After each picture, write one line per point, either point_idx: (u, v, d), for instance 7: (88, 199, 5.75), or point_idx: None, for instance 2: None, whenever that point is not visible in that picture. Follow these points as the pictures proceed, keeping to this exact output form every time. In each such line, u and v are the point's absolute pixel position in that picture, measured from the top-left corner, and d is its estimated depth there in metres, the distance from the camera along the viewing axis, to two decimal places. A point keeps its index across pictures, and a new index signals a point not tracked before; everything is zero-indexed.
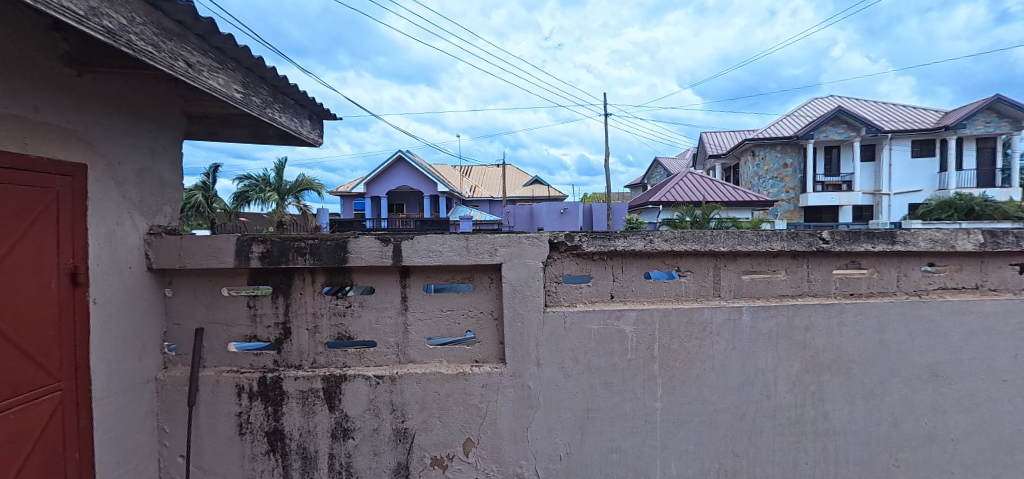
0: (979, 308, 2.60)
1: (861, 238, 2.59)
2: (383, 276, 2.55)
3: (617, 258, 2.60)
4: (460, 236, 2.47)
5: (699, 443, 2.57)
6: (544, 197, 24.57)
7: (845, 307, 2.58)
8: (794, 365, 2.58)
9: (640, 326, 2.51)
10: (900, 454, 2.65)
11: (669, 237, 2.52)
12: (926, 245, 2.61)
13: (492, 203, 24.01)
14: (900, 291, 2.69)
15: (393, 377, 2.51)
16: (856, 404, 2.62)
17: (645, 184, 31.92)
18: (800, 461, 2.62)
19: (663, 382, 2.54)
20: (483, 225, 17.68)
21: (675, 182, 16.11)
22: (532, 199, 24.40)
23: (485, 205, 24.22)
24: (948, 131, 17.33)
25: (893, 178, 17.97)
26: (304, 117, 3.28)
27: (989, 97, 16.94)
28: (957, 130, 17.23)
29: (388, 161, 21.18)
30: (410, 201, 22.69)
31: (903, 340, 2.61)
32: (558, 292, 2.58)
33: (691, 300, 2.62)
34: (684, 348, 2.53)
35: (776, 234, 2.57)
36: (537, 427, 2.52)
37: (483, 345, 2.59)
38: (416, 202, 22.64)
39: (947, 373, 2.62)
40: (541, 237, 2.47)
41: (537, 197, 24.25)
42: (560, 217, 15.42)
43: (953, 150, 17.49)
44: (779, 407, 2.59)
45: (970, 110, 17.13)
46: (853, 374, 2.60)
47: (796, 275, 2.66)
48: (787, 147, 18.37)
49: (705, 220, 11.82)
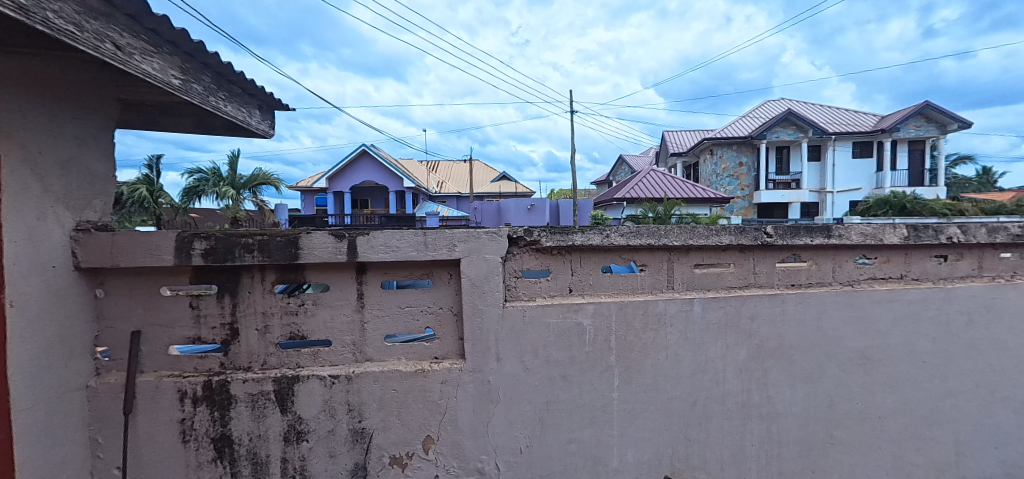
0: (904, 296, 2.83)
1: (802, 233, 2.76)
2: (338, 273, 2.46)
3: (575, 253, 2.64)
4: (418, 231, 2.43)
5: (654, 430, 2.66)
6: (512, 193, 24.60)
7: (787, 297, 2.74)
8: (741, 352, 2.72)
9: (598, 318, 2.56)
10: (836, 433, 2.85)
11: (625, 231, 2.58)
12: (858, 238, 2.82)
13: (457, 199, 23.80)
14: (836, 282, 2.88)
15: (349, 377, 2.44)
16: (798, 388, 2.79)
17: (611, 180, 32.72)
18: (746, 443, 2.77)
19: (619, 373, 2.61)
20: (451, 221, 17.46)
21: (639, 178, 16.50)
22: (499, 196, 24.38)
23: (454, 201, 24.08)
24: (884, 133, 18.69)
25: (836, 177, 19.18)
26: (252, 106, 3.12)
27: (918, 103, 18.45)
28: (891, 133, 18.61)
29: (354, 156, 20.64)
30: (376, 195, 22.33)
31: (838, 327, 2.80)
32: (518, 287, 2.59)
33: (647, 292, 2.70)
34: (639, 340, 2.61)
35: (725, 229, 2.69)
36: (497, 421, 2.53)
37: (443, 341, 2.56)
38: (382, 197, 22.27)
39: (877, 357, 2.84)
40: (500, 232, 2.46)
41: (504, 193, 24.30)
42: (529, 213, 15.49)
43: (888, 151, 18.88)
44: (728, 392, 2.72)
45: (903, 115, 18.53)
46: (794, 360, 2.78)
47: (742, 267, 2.81)
48: (742, 147, 19.41)
49: (668, 217, 12.19)
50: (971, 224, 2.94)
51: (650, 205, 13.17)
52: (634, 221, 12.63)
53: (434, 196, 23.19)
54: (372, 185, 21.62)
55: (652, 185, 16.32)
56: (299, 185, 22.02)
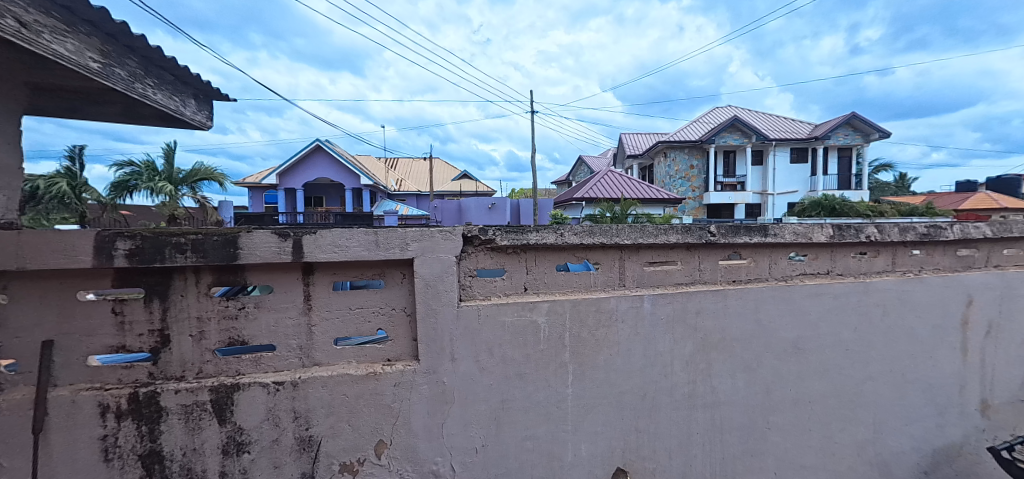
0: (830, 290, 3.07)
1: (741, 232, 2.93)
2: (282, 274, 2.34)
3: (530, 251, 2.65)
4: (369, 230, 2.35)
5: (607, 424, 2.73)
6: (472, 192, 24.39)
7: (729, 292, 2.90)
8: (687, 346, 2.85)
9: (552, 316, 2.59)
10: (772, 418, 3.05)
11: (579, 230, 2.63)
12: (790, 237, 3.05)
13: (419, 199, 23.41)
14: (772, 277, 3.08)
15: (295, 383, 2.32)
16: (739, 377, 2.96)
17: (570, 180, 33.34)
18: (692, 432, 2.90)
19: (573, 369, 2.65)
20: (411, 220, 17.12)
21: (597, 179, 16.87)
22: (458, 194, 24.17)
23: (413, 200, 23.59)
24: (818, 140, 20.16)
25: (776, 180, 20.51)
26: (186, 95, 2.90)
27: (846, 114, 20.03)
28: (824, 140, 20.10)
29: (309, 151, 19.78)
30: (331, 194, 21.49)
31: (774, 319, 2.99)
32: (473, 286, 2.56)
33: (599, 290, 2.76)
34: (592, 336, 2.67)
35: (672, 228, 2.82)
36: (452, 422, 2.50)
37: (396, 343, 2.50)
38: (337, 195, 21.50)
39: (807, 346, 3.07)
40: (455, 231, 2.43)
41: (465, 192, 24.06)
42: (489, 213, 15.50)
43: (820, 156, 20.42)
44: (675, 384, 2.84)
45: (833, 124, 20.07)
46: (735, 351, 2.94)
47: (689, 265, 2.94)
48: (693, 150, 20.59)
49: (624, 216, 12.56)
50: (886, 224, 3.27)
51: (608, 205, 13.51)
52: (592, 220, 12.93)
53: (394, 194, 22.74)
54: (326, 182, 20.79)
55: (608, 186, 16.82)
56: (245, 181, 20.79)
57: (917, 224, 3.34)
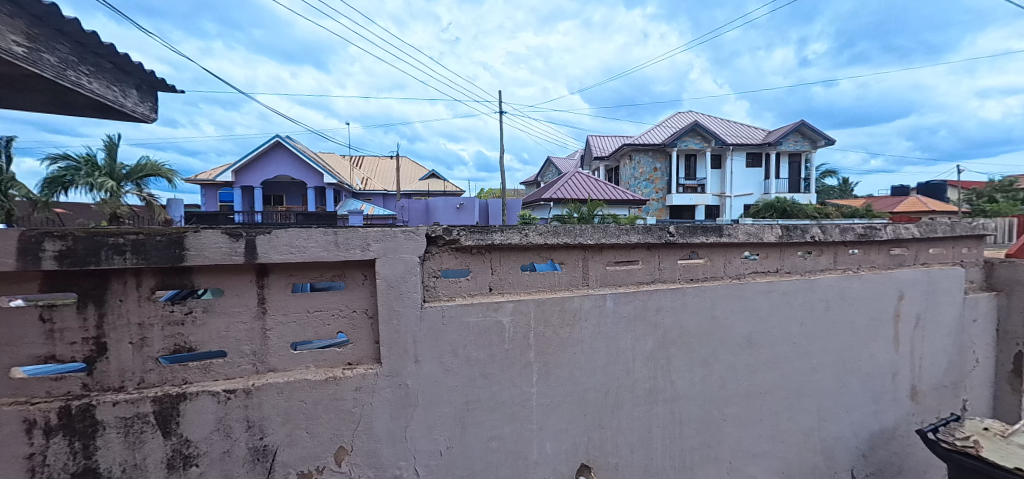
0: (779, 287, 3.25)
1: (697, 232, 3.05)
2: (234, 276, 2.22)
3: (495, 252, 2.65)
4: (328, 230, 2.27)
5: (571, 421, 2.77)
6: (439, 192, 24.09)
7: (687, 290, 3.00)
8: (648, 343, 2.93)
9: (517, 316, 2.59)
10: (727, 410, 3.19)
11: (543, 230, 2.65)
12: (743, 237, 3.20)
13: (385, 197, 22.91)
14: (727, 276, 3.22)
15: (248, 390, 2.20)
16: (696, 371, 3.08)
17: (538, 181, 33.65)
18: (653, 426, 2.99)
19: (538, 368, 2.67)
20: (377, 219, 16.75)
21: (565, 181, 17.02)
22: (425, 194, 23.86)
23: (378, 199, 23.00)
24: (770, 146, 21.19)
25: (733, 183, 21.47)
26: (128, 86, 2.71)
27: (796, 122, 21.16)
28: (776, 146, 21.15)
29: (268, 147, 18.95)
30: (293, 192, 20.73)
31: (729, 315, 3.13)
32: (437, 287, 2.53)
33: (564, 289, 2.79)
34: (557, 335, 2.69)
35: (633, 228, 2.89)
36: (416, 425, 2.45)
37: (357, 346, 2.43)
38: (299, 193, 20.79)
39: (758, 341, 3.22)
40: (418, 231, 2.39)
41: (432, 191, 23.76)
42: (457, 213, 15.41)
43: (772, 161, 21.54)
44: (636, 380, 2.92)
45: (785, 131, 21.15)
46: (693, 347, 3.05)
47: (649, 264, 3.02)
48: (657, 153, 21.42)
49: (591, 216, 12.78)
50: (828, 225, 3.50)
51: (575, 206, 13.73)
52: (560, 220, 13.12)
53: (360, 193, 22.27)
54: (286, 179, 19.98)
55: (575, 187, 17.10)
56: (197, 177, 19.67)
57: (855, 225, 3.60)
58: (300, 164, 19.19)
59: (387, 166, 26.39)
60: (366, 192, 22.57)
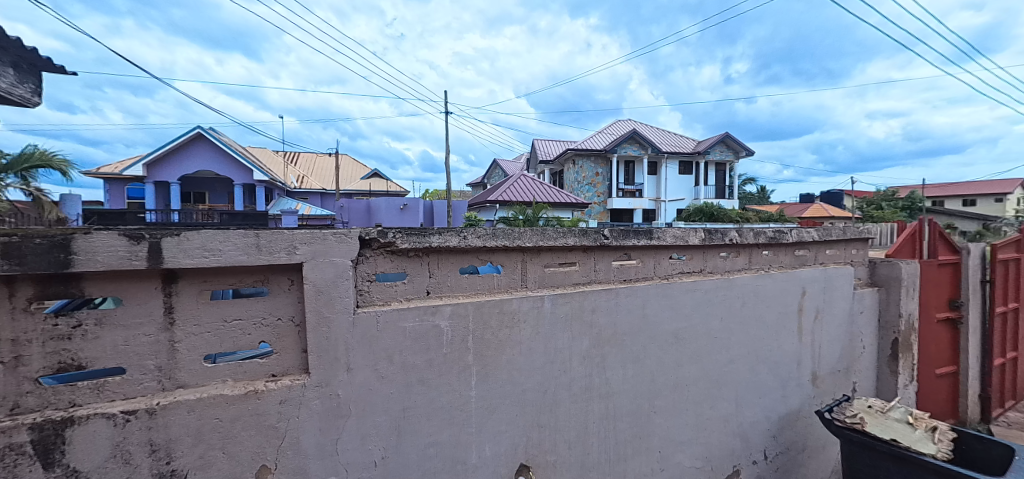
0: (702, 286, 3.49)
1: (630, 235, 3.20)
2: (135, 283, 1.98)
3: (433, 254, 2.59)
4: (248, 231, 2.09)
5: (510, 422, 2.77)
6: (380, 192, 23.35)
7: (620, 290, 3.13)
8: (584, 341, 3.01)
9: (455, 319, 2.55)
10: (657, 402, 3.36)
11: (482, 233, 2.64)
12: (671, 239, 3.40)
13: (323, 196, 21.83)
14: (656, 276, 3.41)
15: (152, 410, 1.95)
16: (629, 368, 3.21)
17: (484, 183, 33.72)
18: (589, 421, 3.08)
19: (477, 371, 2.64)
20: (314, 220, 15.90)
21: (509, 185, 17.82)
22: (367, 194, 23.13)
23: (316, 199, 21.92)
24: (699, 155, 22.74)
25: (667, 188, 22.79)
26: (5, 64, 2.53)
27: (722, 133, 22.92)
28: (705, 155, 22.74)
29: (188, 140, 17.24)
30: (217, 189, 19.18)
31: (658, 313, 3.31)
32: (371, 292, 2.43)
33: (502, 292, 2.80)
34: (495, 337, 2.69)
35: (570, 231, 2.96)
36: (348, 437, 2.31)
37: (282, 356, 2.26)
38: (224, 191, 19.23)
39: (684, 336, 3.44)
40: (350, 234, 2.28)
41: (373, 191, 22.98)
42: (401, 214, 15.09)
43: (700, 168, 23.16)
44: (573, 378, 2.99)
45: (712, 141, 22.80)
46: (625, 344, 3.19)
47: (585, 266, 3.12)
48: (599, 160, 22.48)
49: (536, 218, 13.01)
50: (744, 229, 3.82)
51: (520, 209, 13.97)
52: (506, 222, 13.27)
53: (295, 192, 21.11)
54: (208, 175, 18.34)
55: (518, 191, 17.60)
56: (99, 170, 17.50)
57: (767, 229, 3.95)
58: (227, 160, 17.75)
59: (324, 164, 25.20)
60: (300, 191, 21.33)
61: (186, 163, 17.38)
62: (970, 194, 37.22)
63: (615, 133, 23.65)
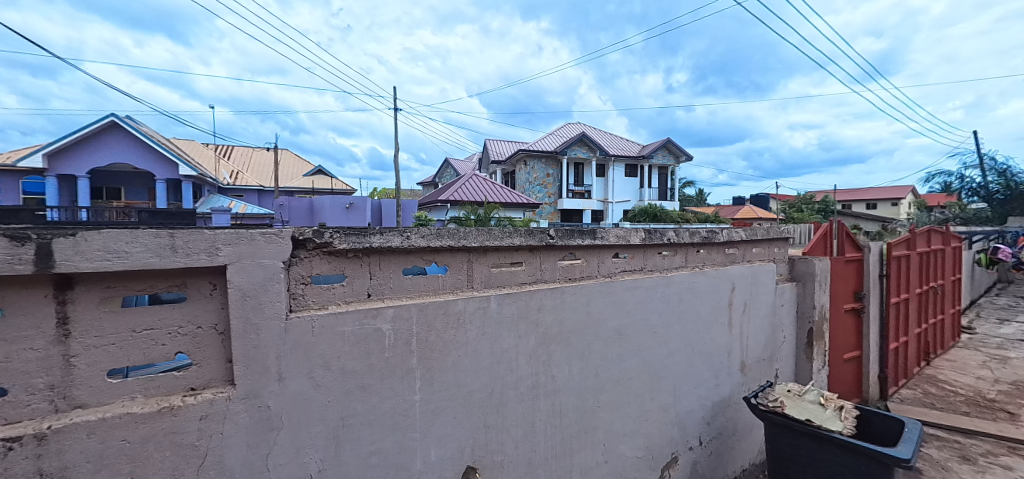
0: (643, 284, 3.63)
1: (575, 235, 3.26)
2: (20, 291, 1.72)
3: (374, 255, 2.48)
4: (162, 231, 1.88)
5: (456, 425, 2.71)
6: (323, 189, 22.30)
7: (566, 289, 3.18)
8: (530, 340, 3.03)
9: (398, 322, 2.46)
10: (601, 397, 3.45)
11: (426, 233, 2.57)
12: (614, 239, 3.50)
13: (260, 195, 20.60)
14: (600, 274, 3.50)
15: (42, 435, 1.69)
16: (574, 364, 3.27)
17: (435, 182, 33.25)
18: (536, 419, 3.09)
19: (421, 374, 2.56)
20: (250, 218, 14.86)
21: (461, 185, 17.87)
22: (309, 192, 22.04)
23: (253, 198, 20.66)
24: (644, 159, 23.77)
25: (615, 190, 23.60)
26: None
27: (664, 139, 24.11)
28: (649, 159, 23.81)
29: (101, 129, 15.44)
30: (136, 183, 17.37)
31: (602, 310, 3.39)
32: (306, 295, 2.28)
33: (447, 292, 2.74)
34: (440, 339, 2.62)
35: (516, 231, 2.96)
36: (280, 451, 2.14)
37: (202, 367, 2.06)
38: (143, 186, 17.49)
39: (626, 332, 3.55)
40: (282, 234, 2.12)
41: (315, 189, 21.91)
42: None
43: (644, 171, 24.21)
44: (520, 377, 2.99)
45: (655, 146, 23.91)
46: (571, 342, 3.24)
47: (532, 265, 3.13)
48: (550, 161, 22.90)
49: (488, 219, 13.04)
50: (680, 229, 4.02)
51: (473, 209, 13.94)
52: (458, 223, 13.15)
53: (228, 189, 19.69)
54: (124, 167, 16.58)
55: (471, 192, 17.52)
56: None
57: (702, 229, 4.18)
58: (146, 152, 16.11)
59: (262, 160, 23.73)
60: (232, 187, 19.84)
61: (97, 156, 15.52)
62: (871, 198, 41.82)
63: (564, 135, 24.20)
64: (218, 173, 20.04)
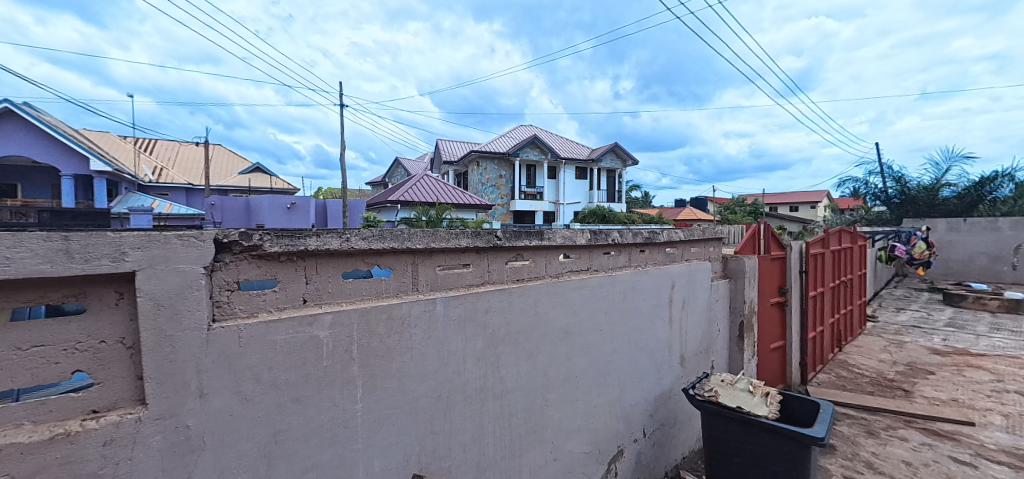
0: (588, 283, 3.71)
1: (523, 236, 3.26)
2: None
3: (310, 258, 2.33)
4: (54, 233, 1.65)
5: (402, 433, 2.61)
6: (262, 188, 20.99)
7: (513, 290, 3.18)
8: (477, 343, 2.99)
9: (336, 329, 2.33)
10: (549, 396, 3.48)
11: (367, 235, 2.46)
12: (560, 240, 3.55)
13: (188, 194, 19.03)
14: (547, 275, 3.53)
15: None
16: (522, 365, 3.27)
17: (384, 182, 32.36)
18: (484, 422, 3.06)
19: (363, 383, 2.44)
20: (176, 219, 13.64)
21: (412, 185, 17.50)
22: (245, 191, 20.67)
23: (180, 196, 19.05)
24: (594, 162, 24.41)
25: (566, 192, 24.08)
26: None
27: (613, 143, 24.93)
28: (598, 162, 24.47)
29: None
30: (36, 179, 15.42)
31: (549, 310, 3.42)
32: (233, 303, 2.10)
33: (391, 296, 2.64)
34: (383, 345, 2.52)
35: (463, 232, 2.92)
36: (202, 473, 1.95)
37: (107, 387, 1.84)
38: (46, 182, 15.57)
39: (572, 331, 3.61)
40: (202, 236, 1.94)
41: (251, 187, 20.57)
42: None
43: (594, 174, 24.86)
44: (468, 381, 2.95)
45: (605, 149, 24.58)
46: (519, 342, 3.24)
47: (479, 267, 3.10)
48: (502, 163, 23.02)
49: (439, 219, 12.89)
50: (624, 230, 4.15)
51: (424, 210, 13.70)
52: (409, 224, 12.86)
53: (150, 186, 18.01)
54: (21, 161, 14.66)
55: (422, 192, 17.19)
56: None
57: (643, 230, 4.35)
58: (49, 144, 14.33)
59: (191, 155, 21.94)
60: (155, 184, 18.16)
61: None
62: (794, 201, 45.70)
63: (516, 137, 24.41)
64: (138, 169, 18.22)
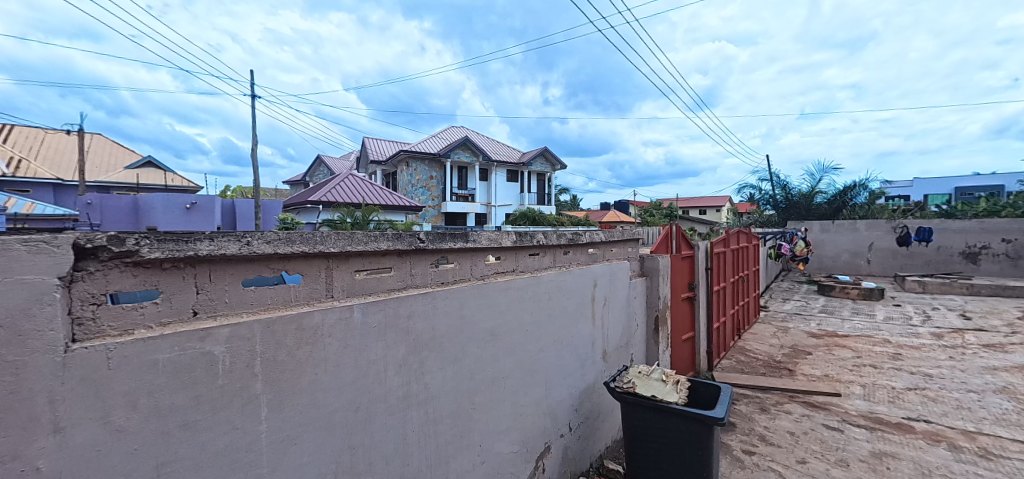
0: (513, 284, 3.72)
1: (446, 239, 3.19)
2: None
3: (202, 265, 2.07)
4: None
5: (316, 451, 2.41)
6: (156, 186, 18.62)
7: (437, 294, 3.09)
8: (399, 349, 2.86)
9: (235, 343, 2.09)
10: (476, 398, 3.43)
11: (272, 238, 2.25)
12: (485, 242, 3.52)
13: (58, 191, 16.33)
14: (472, 277, 3.49)
15: None
16: (447, 369, 3.19)
17: (304, 181, 30.32)
18: (408, 431, 2.94)
19: (268, 400, 2.21)
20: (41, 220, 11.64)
21: (334, 185, 16.56)
22: (136, 189, 18.22)
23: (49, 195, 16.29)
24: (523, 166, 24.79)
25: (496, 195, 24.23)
26: None
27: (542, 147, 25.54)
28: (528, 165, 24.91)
29: None
30: None
31: (474, 313, 3.38)
32: (101, 319, 1.79)
33: (302, 304, 2.43)
34: (292, 357, 2.31)
35: (383, 235, 2.78)
36: None
37: None
38: None
39: (498, 332, 3.59)
40: (56, 241, 1.64)
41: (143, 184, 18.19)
42: None
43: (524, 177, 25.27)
44: (390, 389, 2.81)
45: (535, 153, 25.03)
46: (444, 347, 3.16)
47: (401, 270, 2.97)
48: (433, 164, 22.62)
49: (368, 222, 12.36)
50: (548, 232, 4.24)
51: (349, 211, 13.02)
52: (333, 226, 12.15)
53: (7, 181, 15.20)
54: None
55: (346, 193, 16.31)
56: None
57: (567, 231, 4.48)
58: None
59: (65, 147, 18.92)
60: (15, 179, 15.38)
61: None
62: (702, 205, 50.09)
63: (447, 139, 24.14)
64: None
